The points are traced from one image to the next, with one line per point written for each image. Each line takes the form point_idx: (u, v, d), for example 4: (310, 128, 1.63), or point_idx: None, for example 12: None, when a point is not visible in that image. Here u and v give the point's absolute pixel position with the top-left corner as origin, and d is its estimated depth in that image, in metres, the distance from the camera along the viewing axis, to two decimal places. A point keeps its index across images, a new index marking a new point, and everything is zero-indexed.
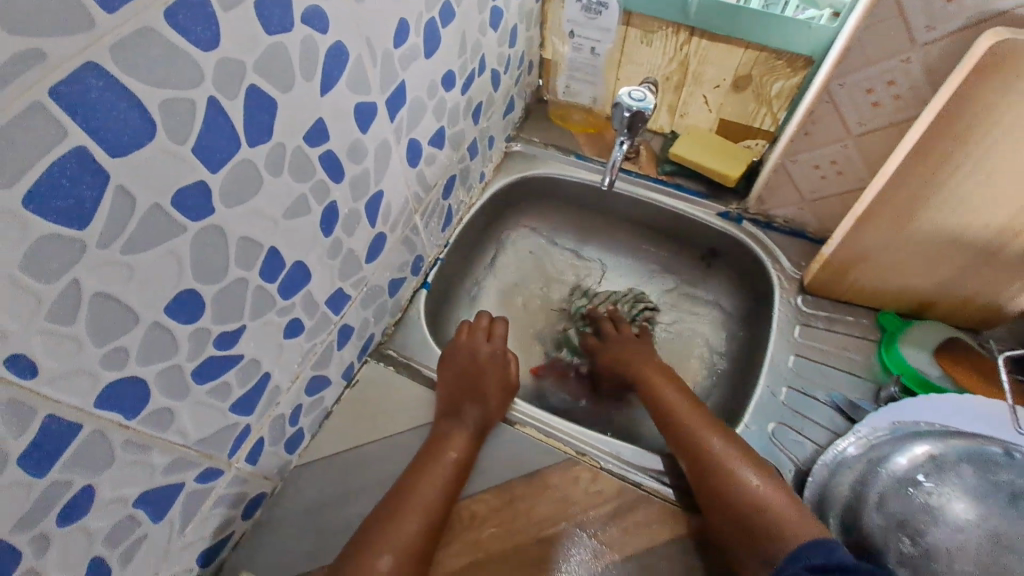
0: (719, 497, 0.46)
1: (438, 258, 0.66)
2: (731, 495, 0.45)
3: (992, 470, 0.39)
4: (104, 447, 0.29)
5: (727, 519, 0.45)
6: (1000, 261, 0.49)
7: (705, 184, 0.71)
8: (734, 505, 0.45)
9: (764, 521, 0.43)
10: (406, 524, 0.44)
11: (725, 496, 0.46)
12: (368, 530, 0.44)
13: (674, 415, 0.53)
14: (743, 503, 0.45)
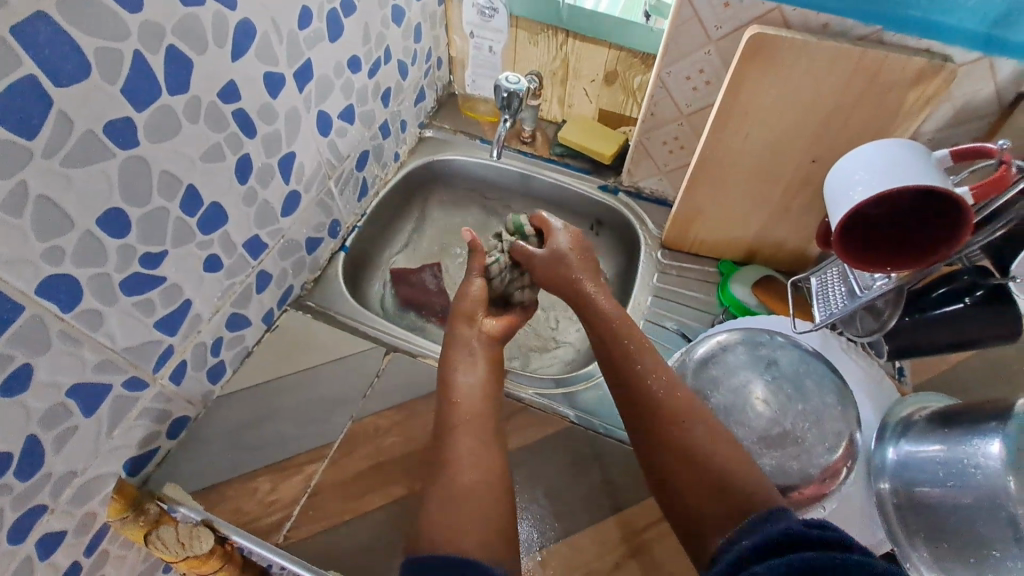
0: (679, 453, 0.42)
1: (355, 225, 0.76)
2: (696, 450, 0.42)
3: (759, 347, 0.50)
4: (43, 333, 0.38)
5: (693, 478, 0.41)
6: (791, 210, 0.65)
7: (588, 163, 0.84)
8: (700, 464, 0.41)
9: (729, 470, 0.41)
10: (457, 479, 0.43)
11: (693, 457, 0.42)
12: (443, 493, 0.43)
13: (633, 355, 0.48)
14: (715, 467, 0.41)
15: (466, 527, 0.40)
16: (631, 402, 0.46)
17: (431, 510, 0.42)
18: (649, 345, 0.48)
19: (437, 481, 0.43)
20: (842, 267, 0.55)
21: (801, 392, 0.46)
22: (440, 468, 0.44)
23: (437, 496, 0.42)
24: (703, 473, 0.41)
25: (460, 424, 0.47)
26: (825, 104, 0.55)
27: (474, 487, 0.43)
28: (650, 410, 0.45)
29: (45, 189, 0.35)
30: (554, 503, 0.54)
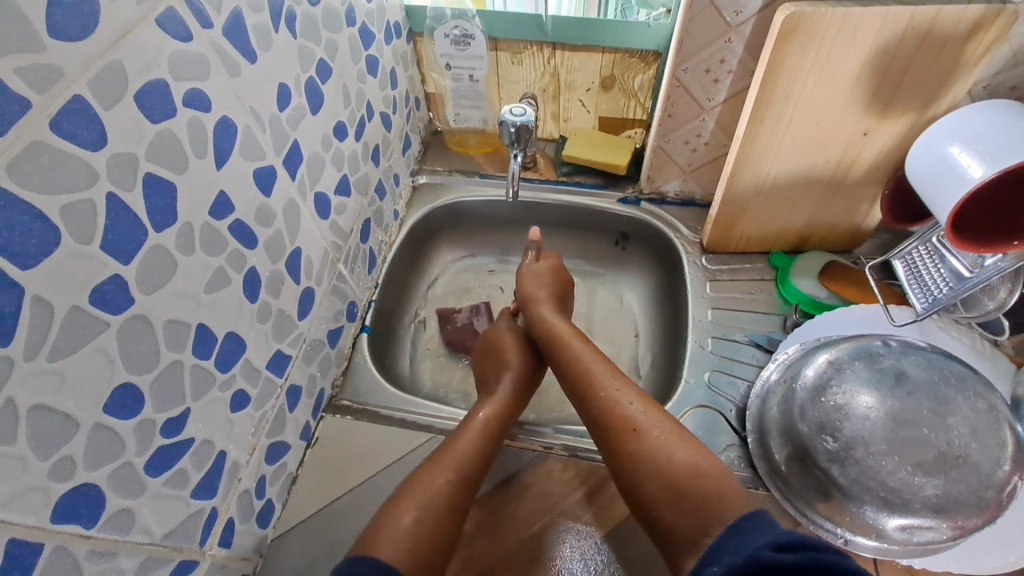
0: (639, 464, 0.43)
1: (371, 300, 0.69)
2: (662, 451, 0.43)
3: (877, 359, 0.44)
4: (70, 562, 0.30)
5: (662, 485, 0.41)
6: (844, 190, 0.60)
7: (599, 177, 0.78)
8: (662, 483, 0.41)
9: (686, 482, 0.41)
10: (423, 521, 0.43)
11: (656, 467, 0.42)
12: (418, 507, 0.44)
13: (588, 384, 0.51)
14: (673, 461, 0.42)
15: (422, 529, 0.43)
16: (602, 414, 0.48)
17: (393, 513, 0.43)
18: (604, 371, 0.51)
19: (418, 493, 0.45)
20: (932, 245, 0.50)
21: (947, 402, 0.40)
22: (424, 476, 0.47)
23: (410, 504, 0.44)
24: (664, 480, 0.42)
25: (474, 423, 0.52)
26: (870, 74, 0.50)
27: (442, 501, 0.45)
28: (615, 422, 0.47)
29: (37, 396, 0.27)
30: None
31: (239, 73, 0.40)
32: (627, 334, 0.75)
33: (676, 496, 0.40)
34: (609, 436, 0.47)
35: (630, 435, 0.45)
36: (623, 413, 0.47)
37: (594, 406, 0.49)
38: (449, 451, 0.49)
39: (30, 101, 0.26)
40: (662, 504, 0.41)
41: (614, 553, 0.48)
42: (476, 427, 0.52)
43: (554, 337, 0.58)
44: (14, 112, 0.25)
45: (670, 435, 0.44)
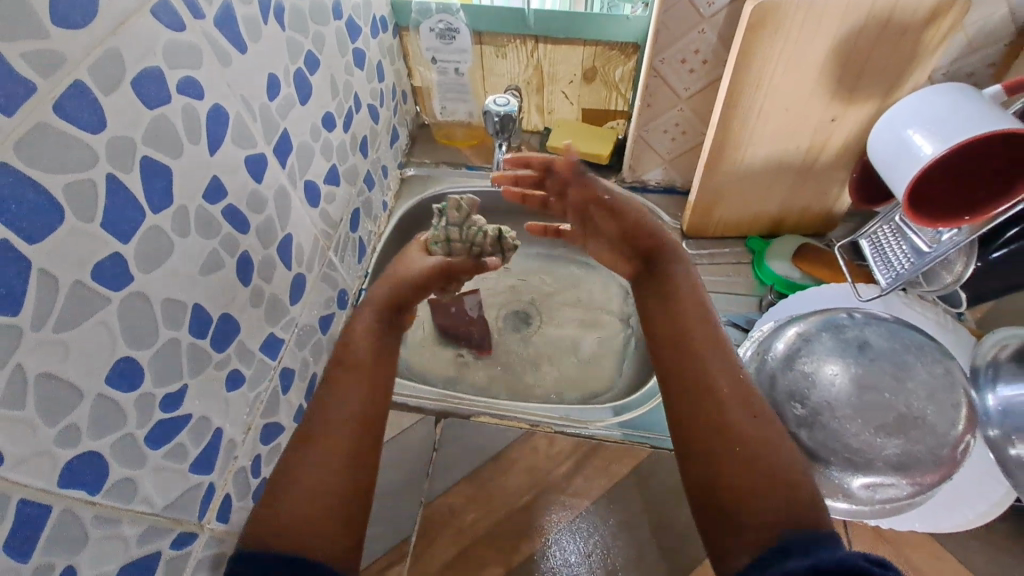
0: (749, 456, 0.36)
1: (362, 288, 0.70)
2: (764, 441, 0.37)
3: (843, 331, 0.47)
4: (76, 525, 0.32)
5: (762, 478, 0.35)
6: (815, 174, 0.62)
7: (583, 167, 0.80)
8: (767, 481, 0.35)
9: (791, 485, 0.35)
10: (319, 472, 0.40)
11: (750, 458, 0.36)
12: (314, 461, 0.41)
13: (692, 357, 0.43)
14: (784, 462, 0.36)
15: (324, 479, 0.40)
16: (701, 388, 0.41)
17: (287, 467, 0.40)
18: (713, 345, 0.43)
19: (317, 436, 0.42)
20: (895, 224, 0.52)
21: (906, 367, 0.43)
22: (311, 424, 0.43)
23: (305, 455, 0.41)
24: (760, 473, 0.35)
25: (340, 363, 0.47)
26: (835, 62, 0.52)
27: (335, 446, 0.42)
28: (711, 401, 0.39)
29: (43, 365, 0.29)
30: (665, 542, 0.50)
31: (230, 62, 0.42)
32: (613, 319, 0.77)
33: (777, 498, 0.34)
34: (702, 413, 0.39)
35: (728, 421, 0.38)
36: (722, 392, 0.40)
37: (695, 382, 0.41)
38: (326, 398, 0.44)
39: (35, 85, 0.28)
40: (752, 497, 0.35)
41: (599, 522, 0.51)
42: (342, 364, 0.47)
43: (660, 287, 0.49)
44: (22, 95, 0.27)
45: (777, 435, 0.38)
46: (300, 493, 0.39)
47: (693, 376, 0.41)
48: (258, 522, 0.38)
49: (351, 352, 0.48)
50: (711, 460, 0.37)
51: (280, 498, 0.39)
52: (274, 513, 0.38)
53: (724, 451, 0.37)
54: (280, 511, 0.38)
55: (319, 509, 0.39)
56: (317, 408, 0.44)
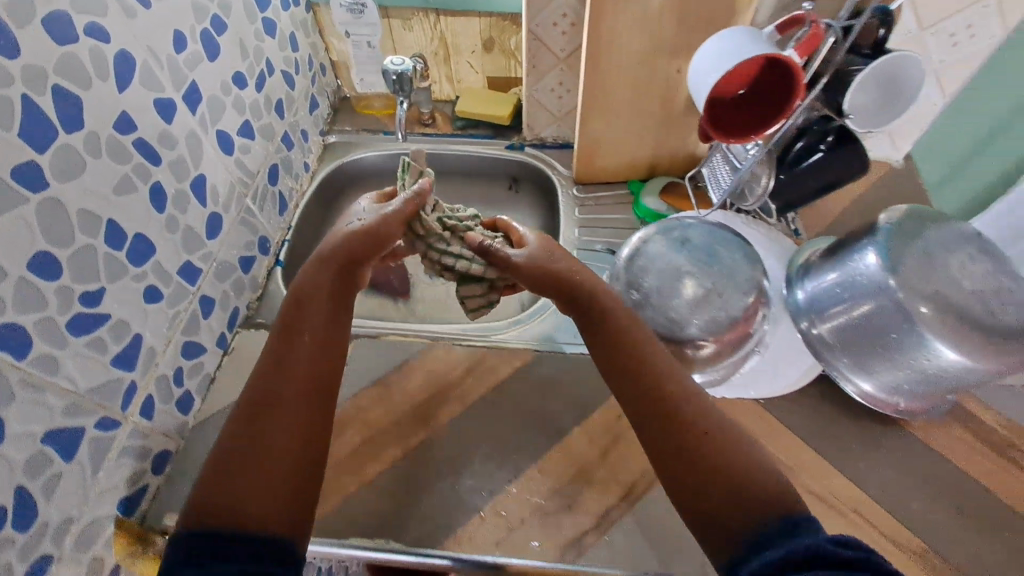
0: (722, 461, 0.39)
1: (284, 238, 0.77)
2: (733, 445, 0.40)
3: (672, 232, 0.57)
4: (4, 383, 0.38)
5: (733, 484, 0.37)
6: (675, 121, 0.73)
7: (490, 129, 0.89)
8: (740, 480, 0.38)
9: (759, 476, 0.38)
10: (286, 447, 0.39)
11: (737, 469, 0.38)
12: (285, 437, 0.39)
13: (642, 362, 0.45)
14: (747, 459, 0.39)
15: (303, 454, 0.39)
16: (658, 399, 0.42)
17: (234, 441, 0.38)
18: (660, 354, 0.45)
19: (264, 440, 0.38)
20: (718, 149, 0.63)
21: (716, 257, 0.54)
22: (257, 395, 0.40)
23: (257, 428, 0.39)
24: (728, 480, 0.38)
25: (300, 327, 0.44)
26: (671, 19, 0.63)
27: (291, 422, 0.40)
28: (677, 414, 0.41)
29: None
30: (543, 421, 0.58)
31: (134, 15, 0.49)
32: None
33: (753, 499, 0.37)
34: (677, 436, 0.40)
35: (689, 430, 0.40)
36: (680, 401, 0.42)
37: (660, 404, 0.42)
38: (276, 364, 0.42)
39: None
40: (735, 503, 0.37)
41: (486, 409, 0.59)
42: (282, 328, 0.44)
43: (613, 321, 0.47)
44: None
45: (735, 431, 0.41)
46: (249, 475, 0.37)
47: (648, 389, 0.43)
48: (201, 510, 0.35)
49: (307, 306, 0.45)
50: (688, 473, 0.39)
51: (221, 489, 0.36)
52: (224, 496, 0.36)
53: (698, 468, 0.39)
54: (217, 497, 0.36)
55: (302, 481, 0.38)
56: (264, 380, 0.41)
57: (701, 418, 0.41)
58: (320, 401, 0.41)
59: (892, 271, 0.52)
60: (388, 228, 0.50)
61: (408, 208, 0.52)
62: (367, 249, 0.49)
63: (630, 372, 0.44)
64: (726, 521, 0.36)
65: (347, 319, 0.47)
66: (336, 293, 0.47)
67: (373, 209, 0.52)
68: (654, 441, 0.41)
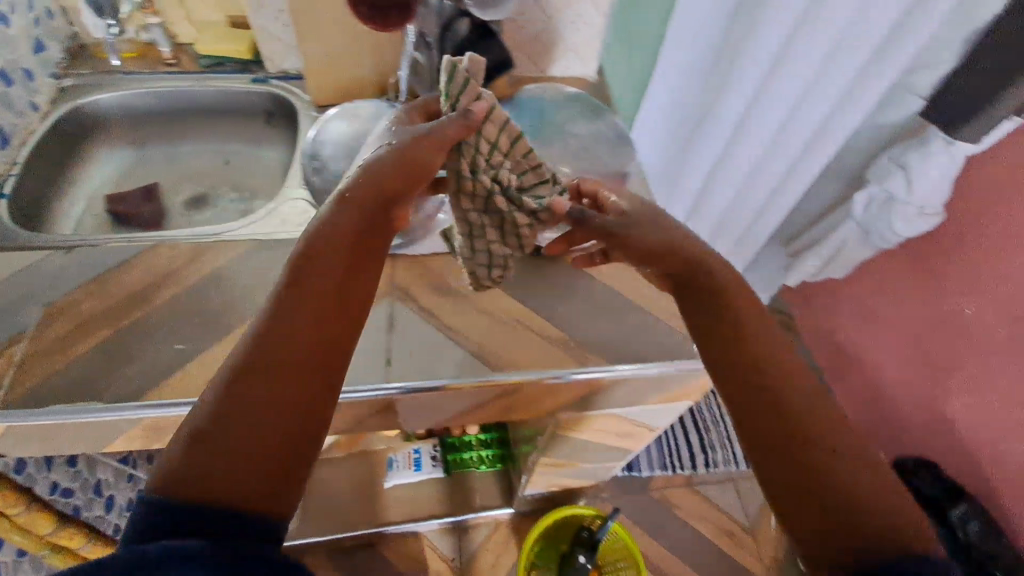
0: (846, 483, 0.39)
1: (8, 174, 0.78)
2: (838, 429, 0.42)
3: (349, 112, 0.68)
4: None
5: (834, 465, 0.40)
6: (384, 40, 0.84)
7: (236, 65, 0.94)
8: (846, 495, 0.39)
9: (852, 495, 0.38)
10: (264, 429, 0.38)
11: (838, 487, 0.39)
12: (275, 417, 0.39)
13: (760, 359, 0.45)
14: (869, 487, 0.39)
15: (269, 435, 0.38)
16: (739, 358, 0.46)
17: (240, 390, 0.39)
18: (784, 353, 0.45)
19: (269, 379, 0.39)
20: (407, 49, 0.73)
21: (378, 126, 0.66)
22: (262, 348, 0.40)
23: (241, 383, 0.39)
24: (830, 464, 0.40)
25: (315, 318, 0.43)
26: None
27: (281, 398, 0.39)
28: (778, 365, 0.44)
29: None
30: (255, 292, 0.67)
31: None
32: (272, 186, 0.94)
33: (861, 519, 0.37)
34: (743, 381, 0.45)
35: (788, 417, 0.42)
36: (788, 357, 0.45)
37: (751, 363, 0.45)
38: (298, 333, 0.41)
39: None
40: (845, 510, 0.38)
41: (202, 289, 0.67)
42: (293, 287, 0.43)
43: (721, 294, 0.49)
44: None
45: (870, 467, 0.40)
46: (251, 440, 0.37)
47: (768, 396, 0.43)
48: (176, 457, 0.36)
49: (321, 273, 0.44)
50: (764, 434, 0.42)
51: (205, 443, 0.37)
52: (202, 459, 0.36)
53: (786, 446, 0.41)
54: (219, 449, 0.37)
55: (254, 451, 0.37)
56: (274, 333, 0.41)
57: (812, 431, 0.42)
58: (330, 369, 0.42)
59: (541, 142, 0.70)
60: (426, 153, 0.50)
61: (456, 129, 0.50)
62: (405, 183, 0.50)
63: (724, 328, 0.47)
64: (821, 532, 0.38)
65: (373, 269, 0.48)
66: (354, 261, 0.47)
67: (409, 131, 0.51)
68: (763, 424, 0.43)
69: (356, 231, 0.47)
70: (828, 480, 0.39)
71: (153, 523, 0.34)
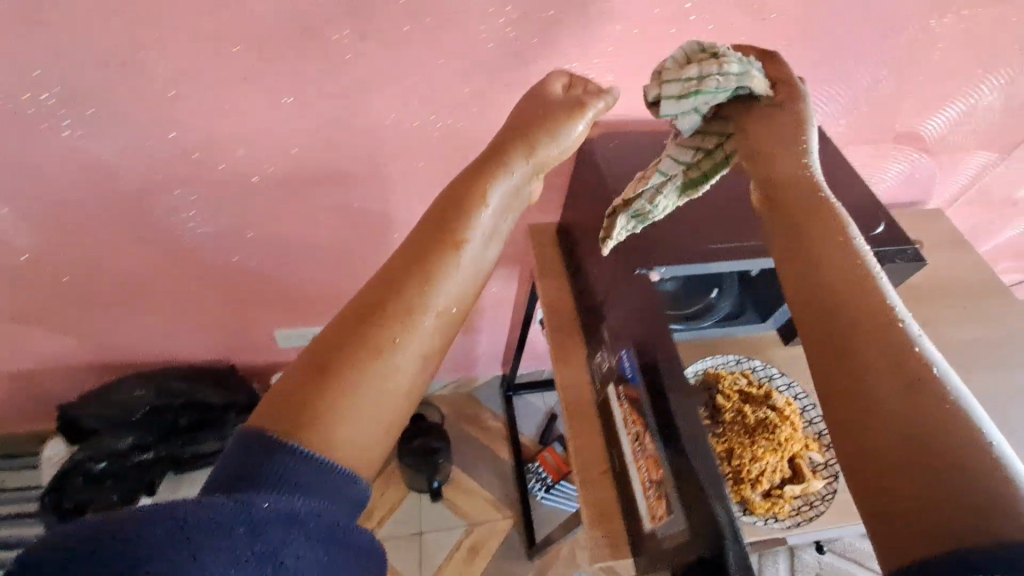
0: (886, 415, 0.44)
1: None
2: (903, 366, 0.46)
3: None
4: None
5: (911, 406, 0.44)
6: None
7: None
8: (908, 421, 0.43)
9: (925, 429, 0.42)
10: (396, 385, 0.54)
11: (900, 424, 0.43)
12: (353, 366, 0.52)
13: (807, 272, 0.54)
14: (904, 423, 0.43)
15: (358, 383, 0.52)
16: (815, 291, 0.53)
17: (373, 297, 0.57)
18: (844, 289, 0.51)
19: (400, 307, 0.56)
20: None
21: None
22: (414, 266, 0.59)
23: (358, 323, 0.54)
24: (906, 421, 0.43)
25: (407, 311, 0.56)
26: None
27: (385, 321, 0.55)
28: (883, 323, 0.48)
29: None
30: None
31: None
32: None
33: (896, 463, 0.42)
34: (818, 318, 0.51)
35: (844, 352, 0.48)
36: (886, 323, 0.48)
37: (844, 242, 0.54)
38: (429, 294, 0.58)
39: None
40: (888, 432, 0.44)
41: None
42: (338, 332, 0.54)
43: (780, 211, 0.58)
44: None
45: (944, 398, 0.43)
46: (388, 357, 0.54)
47: (830, 322, 0.50)
48: (310, 369, 0.52)
49: (443, 229, 0.62)
50: (832, 369, 0.49)
51: (333, 364, 0.52)
52: (321, 372, 0.51)
53: (838, 385, 0.48)
54: (323, 376, 0.51)
55: (398, 405, 0.54)
56: (406, 274, 0.58)
57: (864, 359, 0.47)
58: (455, 325, 0.61)
59: None
60: (507, 148, 0.68)
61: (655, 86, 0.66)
62: None
63: (774, 189, 0.60)
64: (887, 479, 0.42)
65: (482, 190, 0.66)
66: (459, 213, 0.64)
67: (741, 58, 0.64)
68: (823, 356, 0.50)
69: (418, 278, 0.58)
70: (870, 407, 0.45)
71: (247, 469, 0.46)
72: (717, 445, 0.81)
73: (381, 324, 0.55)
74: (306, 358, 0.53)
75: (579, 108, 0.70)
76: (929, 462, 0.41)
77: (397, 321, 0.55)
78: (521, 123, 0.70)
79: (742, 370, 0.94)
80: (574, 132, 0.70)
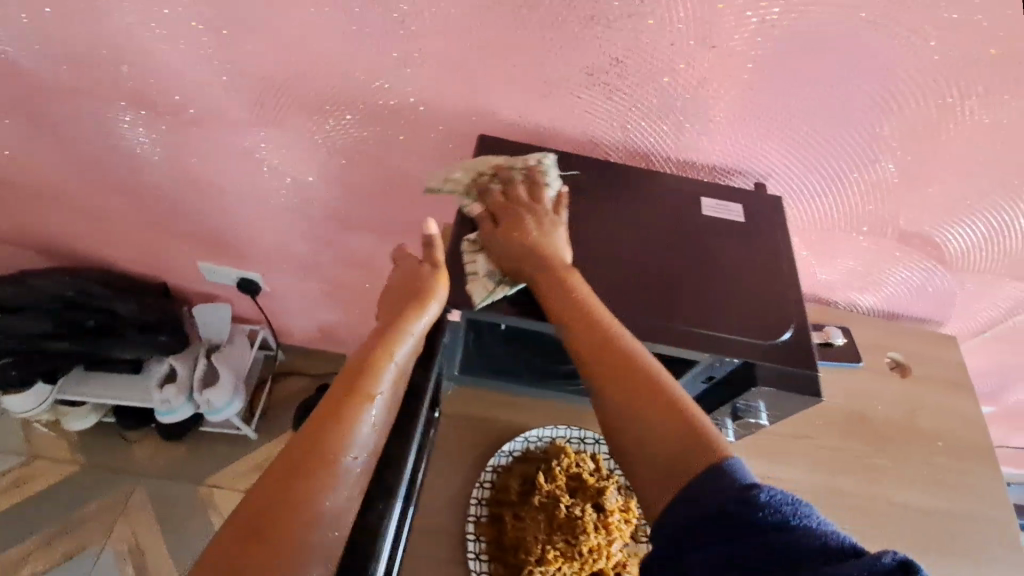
0: (646, 425, 0.54)
1: None
2: (637, 391, 0.55)
3: None
4: None
5: (654, 409, 0.54)
6: None
7: None
8: (659, 423, 0.53)
9: (666, 429, 0.53)
10: (325, 510, 0.49)
11: (659, 433, 0.53)
12: (275, 513, 0.47)
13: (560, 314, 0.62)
14: (660, 423, 0.53)
15: (294, 517, 0.47)
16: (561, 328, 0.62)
17: (290, 452, 0.51)
18: (582, 331, 0.60)
19: (321, 447, 0.52)
20: None
21: None
22: (324, 408, 0.55)
23: (273, 477, 0.49)
24: (662, 434, 0.52)
25: (327, 445, 0.52)
26: None
27: (303, 465, 0.50)
28: (618, 357, 0.58)
29: None
30: None
31: None
32: None
33: (667, 454, 0.51)
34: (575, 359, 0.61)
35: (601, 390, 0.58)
36: (618, 352, 0.58)
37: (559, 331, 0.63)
38: (348, 432, 0.53)
39: None
40: (658, 445, 0.52)
41: None
42: (257, 511, 0.47)
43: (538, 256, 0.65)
44: None
45: (658, 389, 0.55)
46: (315, 487, 0.49)
47: (593, 371, 0.58)
48: (230, 530, 0.46)
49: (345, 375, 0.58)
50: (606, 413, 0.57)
51: (247, 522, 0.46)
52: (239, 531, 0.46)
53: (613, 418, 0.57)
54: (242, 533, 0.45)
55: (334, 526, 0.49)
56: (315, 424, 0.54)
57: (617, 388, 0.56)
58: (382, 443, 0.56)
59: None
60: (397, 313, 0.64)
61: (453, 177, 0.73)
62: None
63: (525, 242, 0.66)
64: (662, 475, 0.51)
65: (379, 335, 0.63)
66: (356, 357, 0.60)
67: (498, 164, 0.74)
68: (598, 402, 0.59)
69: (331, 422, 0.54)
70: (638, 425, 0.54)
71: None
72: (510, 530, 0.71)
73: (292, 469, 0.50)
74: (218, 553, 0.44)
75: (441, 275, 0.66)
76: (680, 451, 0.51)
77: (327, 467, 0.51)
78: (393, 313, 0.65)
79: (596, 452, 0.80)
80: (438, 300, 0.65)
